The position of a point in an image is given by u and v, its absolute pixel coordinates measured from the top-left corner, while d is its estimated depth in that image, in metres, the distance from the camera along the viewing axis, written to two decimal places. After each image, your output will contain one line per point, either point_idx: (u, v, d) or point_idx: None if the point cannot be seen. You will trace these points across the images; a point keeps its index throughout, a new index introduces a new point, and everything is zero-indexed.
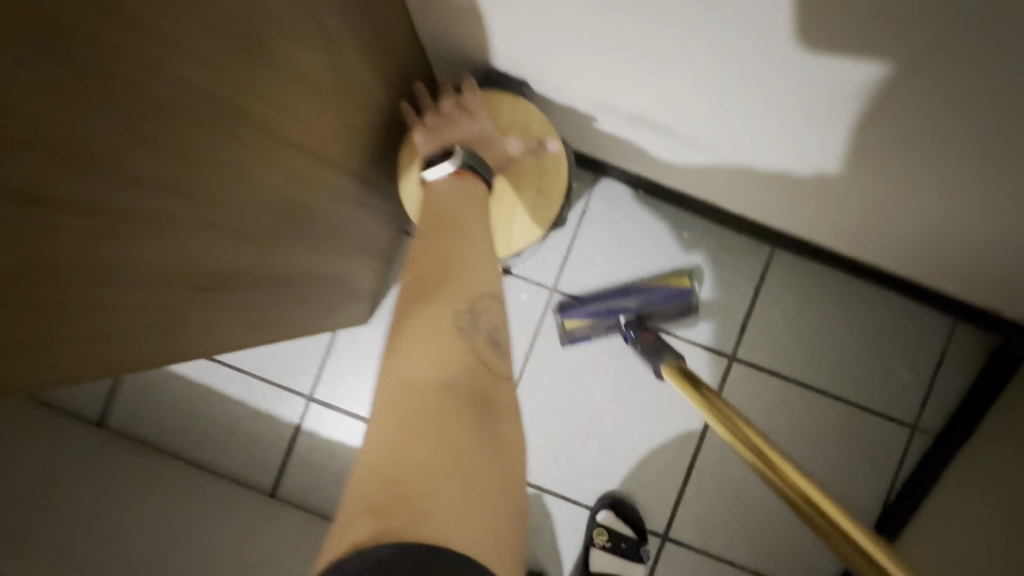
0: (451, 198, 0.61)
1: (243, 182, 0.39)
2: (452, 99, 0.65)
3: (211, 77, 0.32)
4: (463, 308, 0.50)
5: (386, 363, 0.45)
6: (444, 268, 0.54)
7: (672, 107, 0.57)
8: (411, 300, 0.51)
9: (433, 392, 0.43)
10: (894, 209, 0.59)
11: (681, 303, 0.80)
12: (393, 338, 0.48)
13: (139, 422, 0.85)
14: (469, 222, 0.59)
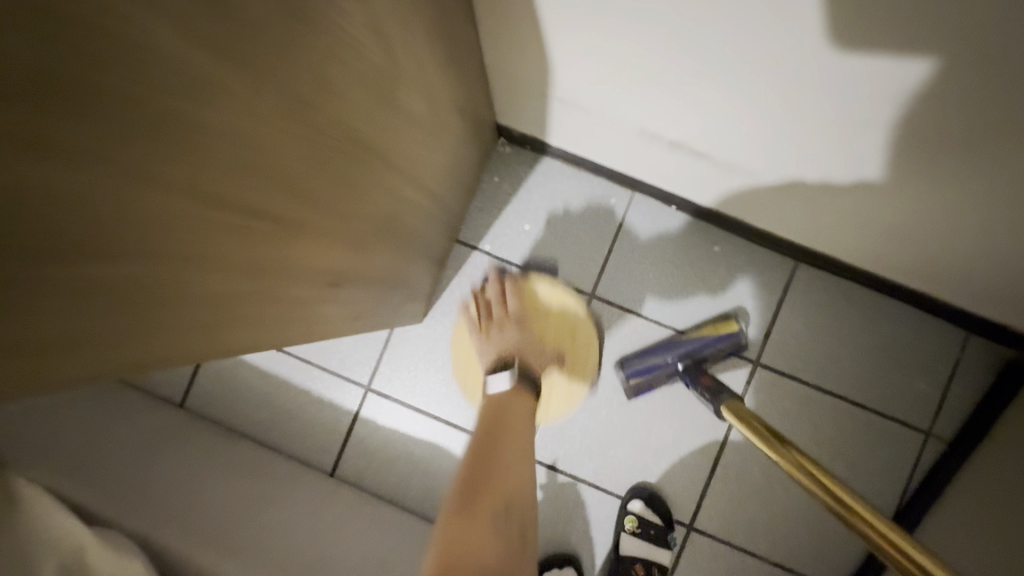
0: (504, 403, 0.75)
1: (359, 200, 0.47)
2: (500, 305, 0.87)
3: (354, 119, 0.40)
4: (502, 508, 0.59)
5: (439, 532, 0.55)
6: (485, 477, 0.62)
7: (715, 133, 0.63)
8: (456, 494, 0.60)
9: (478, 557, 0.52)
10: (917, 230, 0.65)
11: (729, 342, 0.87)
12: (443, 519, 0.57)
13: (215, 405, 0.95)
14: (507, 426, 0.71)
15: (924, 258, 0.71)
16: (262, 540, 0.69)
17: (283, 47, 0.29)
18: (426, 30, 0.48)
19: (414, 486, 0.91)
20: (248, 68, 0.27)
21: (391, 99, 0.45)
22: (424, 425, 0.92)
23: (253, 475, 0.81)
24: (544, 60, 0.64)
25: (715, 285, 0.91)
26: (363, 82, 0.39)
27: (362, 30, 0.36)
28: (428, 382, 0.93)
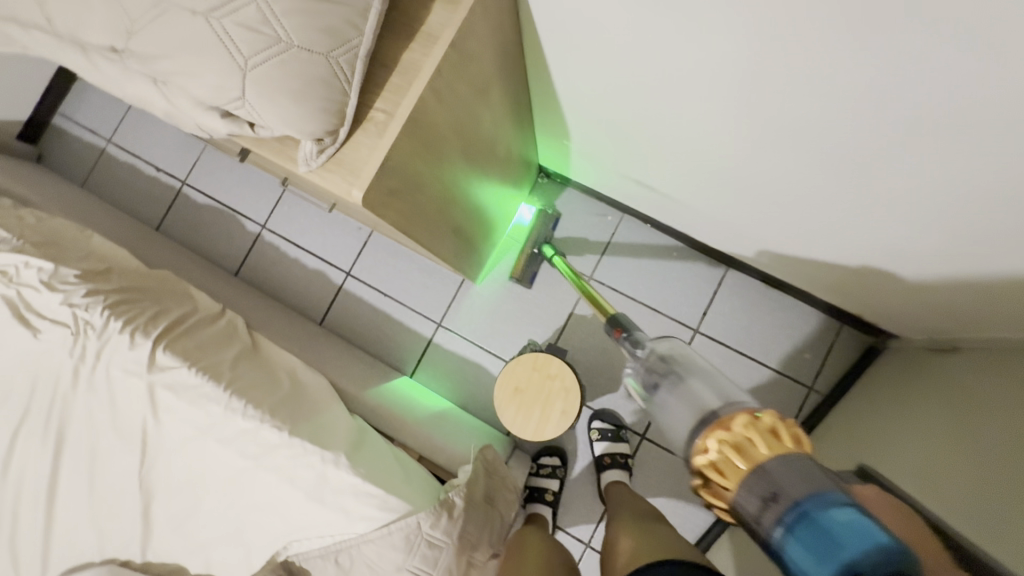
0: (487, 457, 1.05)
1: (471, 192, 0.98)
2: (524, 385, 1.10)
3: (477, 156, 0.91)
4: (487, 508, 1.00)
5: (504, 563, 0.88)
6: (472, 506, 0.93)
7: (663, 183, 1.11)
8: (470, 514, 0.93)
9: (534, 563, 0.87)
10: (782, 248, 1.10)
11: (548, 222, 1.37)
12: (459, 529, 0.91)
13: (340, 325, 1.46)
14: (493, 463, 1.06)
15: (797, 267, 1.15)
16: (378, 393, 1.17)
17: (465, 132, 0.80)
18: (512, 117, 0.99)
19: (463, 390, 1.39)
20: (455, 141, 0.78)
21: (493, 148, 0.97)
22: (474, 351, 1.40)
23: (368, 364, 1.30)
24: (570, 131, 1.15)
25: (673, 276, 1.38)
26: (485, 141, 0.90)
27: (489, 122, 0.88)
28: (479, 324, 1.42)
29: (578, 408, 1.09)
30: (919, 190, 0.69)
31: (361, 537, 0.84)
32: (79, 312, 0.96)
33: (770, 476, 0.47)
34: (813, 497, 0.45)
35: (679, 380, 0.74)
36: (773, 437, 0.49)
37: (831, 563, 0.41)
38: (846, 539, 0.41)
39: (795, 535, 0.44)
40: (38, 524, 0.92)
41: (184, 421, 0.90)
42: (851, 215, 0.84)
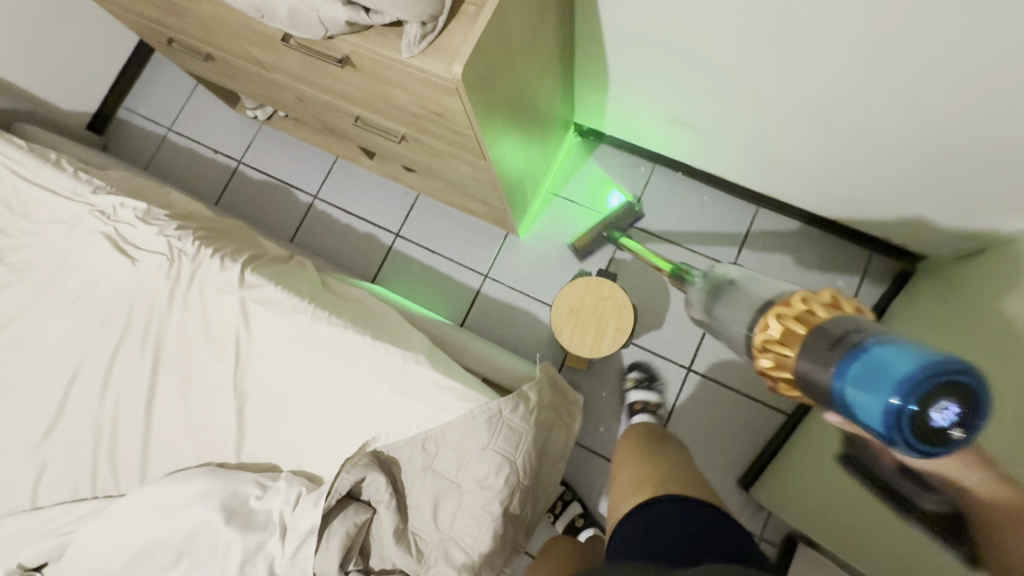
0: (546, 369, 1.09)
1: (527, 119, 1.08)
2: (578, 305, 1.17)
3: (534, 80, 1.01)
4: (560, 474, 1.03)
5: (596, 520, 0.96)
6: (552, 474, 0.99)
7: (697, 116, 1.19)
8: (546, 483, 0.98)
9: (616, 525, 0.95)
10: (812, 169, 1.18)
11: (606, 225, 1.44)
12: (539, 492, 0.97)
13: (392, 282, 1.54)
14: (555, 374, 1.11)
15: (827, 190, 1.24)
16: (438, 327, 1.24)
17: (530, 47, 0.90)
18: (561, 56, 1.10)
19: (511, 334, 1.45)
20: (523, 52, 0.88)
21: (544, 79, 1.07)
22: (520, 298, 1.47)
23: (423, 309, 1.38)
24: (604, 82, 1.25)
25: (706, 219, 1.46)
26: (541, 66, 1.01)
27: (546, 47, 0.98)
28: (523, 273, 1.49)
29: (631, 324, 1.16)
30: (942, 60, 0.78)
31: (446, 424, 0.89)
32: (173, 241, 1.04)
33: (833, 334, 0.39)
34: (875, 334, 0.37)
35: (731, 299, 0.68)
36: (838, 306, 0.43)
37: (883, 382, 0.34)
38: (901, 356, 0.35)
39: (847, 370, 0.37)
40: (139, 436, 0.98)
41: (274, 331, 0.98)
42: (881, 107, 0.92)
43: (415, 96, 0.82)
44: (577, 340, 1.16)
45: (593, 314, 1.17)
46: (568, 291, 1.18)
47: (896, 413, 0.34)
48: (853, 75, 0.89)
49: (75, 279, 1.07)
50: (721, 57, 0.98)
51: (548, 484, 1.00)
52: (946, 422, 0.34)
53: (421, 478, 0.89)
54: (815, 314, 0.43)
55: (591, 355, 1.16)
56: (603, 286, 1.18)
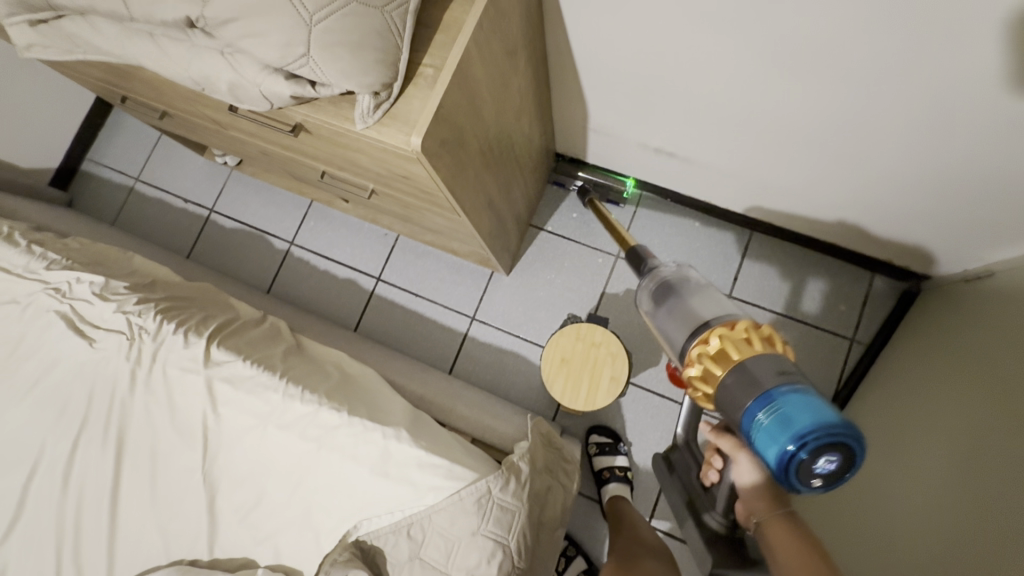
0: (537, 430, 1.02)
1: (503, 166, 1.01)
2: (569, 354, 1.11)
3: (508, 127, 0.95)
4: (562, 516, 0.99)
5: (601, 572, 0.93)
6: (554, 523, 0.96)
7: (683, 146, 1.14)
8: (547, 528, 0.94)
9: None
10: (807, 194, 1.12)
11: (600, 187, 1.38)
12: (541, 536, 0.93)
13: (375, 330, 1.47)
14: (548, 434, 1.04)
15: (824, 215, 1.18)
16: (423, 384, 1.18)
17: (499, 99, 0.84)
18: (536, 95, 1.04)
19: (502, 380, 1.38)
20: (492, 105, 0.82)
21: (519, 121, 1.01)
22: (510, 340, 1.41)
23: (407, 361, 1.31)
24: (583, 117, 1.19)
25: (698, 247, 1.40)
26: (514, 112, 0.95)
27: (518, 92, 0.92)
28: (511, 313, 1.43)
29: (626, 371, 1.09)
30: (944, 83, 0.72)
31: (432, 507, 0.82)
32: (133, 318, 0.97)
33: (752, 375, 0.54)
34: (781, 383, 0.53)
35: (679, 302, 0.68)
36: (770, 344, 0.57)
37: (786, 432, 0.50)
38: (802, 416, 0.51)
39: (764, 418, 0.52)
40: (104, 534, 0.91)
41: (244, 411, 0.91)
42: (878, 135, 0.87)
43: (377, 160, 0.76)
44: (570, 392, 1.09)
45: (585, 363, 1.10)
46: (558, 340, 1.12)
47: (791, 455, 0.50)
48: (846, 104, 0.83)
49: (30, 363, 0.99)
50: (705, 89, 0.93)
51: (547, 556, 0.93)
52: (824, 463, 0.51)
53: (408, 567, 0.82)
54: (745, 343, 0.56)
55: (585, 407, 1.09)
56: (593, 332, 1.12)
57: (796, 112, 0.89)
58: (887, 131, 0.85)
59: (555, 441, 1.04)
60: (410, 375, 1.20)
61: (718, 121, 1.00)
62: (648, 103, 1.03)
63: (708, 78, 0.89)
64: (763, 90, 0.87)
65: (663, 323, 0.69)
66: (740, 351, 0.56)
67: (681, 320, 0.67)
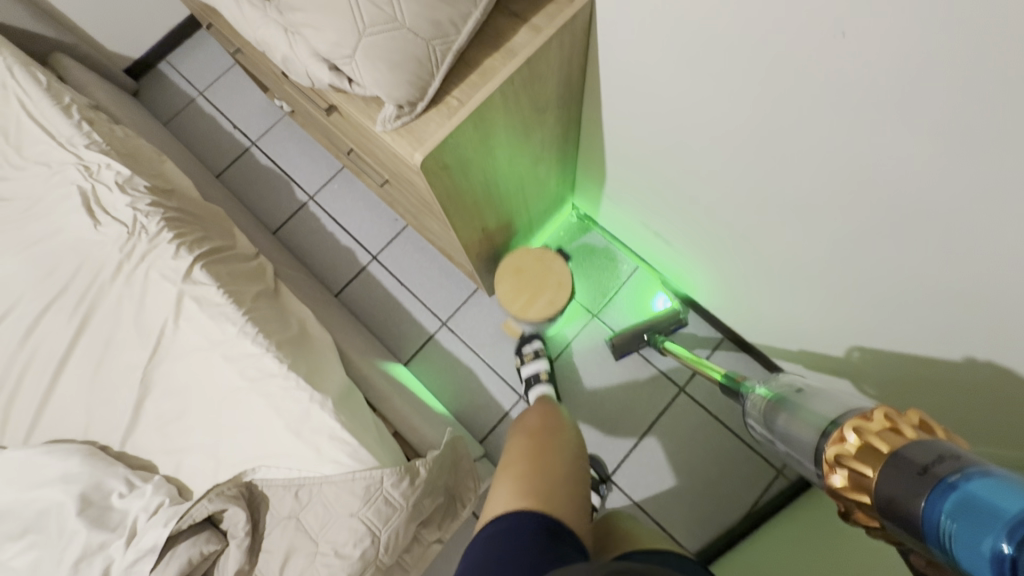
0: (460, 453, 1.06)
1: (507, 199, 1.08)
2: (523, 263, 1.18)
3: (521, 168, 1.03)
4: (441, 541, 1.03)
5: None
6: (425, 545, 0.99)
7: (679, 237, 1.20)
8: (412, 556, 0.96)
9: None
10: (776, 323, 1.17)
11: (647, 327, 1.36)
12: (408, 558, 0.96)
13: (354, 301, 1.54)
14: (461, 459, 1.06)
15: (786, 348, 1.21)
16: (371, 365, 1.24)
17: (515, 142, 0.91)
18: (558, 147, 1.12)
19: (448, 388, 1.44)
20: (507, 145, 0.89)
21: (536, 164, 1.08)
22: (469, 355, 1.47)
23: (367, 339, 1.38)
24: (599, 182, 1.27)
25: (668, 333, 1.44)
26: (529, 158, 1.02)
27: (538, 141, 1.00)
28: (479, 331, 1.49)
29: (564, 304, 1.15)
30: (892, 271, 0.77)
31: (325, 477, 0.88)
32: (140, 216, 1.07)
33: (910, 461, 0.39)
34: (973, 468, 0.36)
35: (796, 406, 0.67)
36: (916, 429, 0.42)
37: (980, 519, 0.32)
38: (1004, 498, 0.32)
39: (944, 505, 0.35)
40: (40, 392, 0.98)
41: (199, 332, 0.98)
42: (840, 295, 0.91)
43: (386, 159, 0.84)
44: (507, 298, 1.17)
45: (535, 278, 1.17)
46: (521, 252, 1.19)
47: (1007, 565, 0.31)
48: (816, 256, 0.89)
49: (38, 223, 1.09)
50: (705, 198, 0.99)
51: (416, 563, 0.97)
52: None
53: (284, 524, 0.87)
54: (870, 448, 0.42)
55: (518, 317, 1.16)
56: (553, 259, 1.17)
57: (776, 246, 0.95)
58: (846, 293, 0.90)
59: (463, 462, 1.07)
60: (363, 352, 1.27)
61: (713, 228, 1.06)
62: (656, 189, 1.10)
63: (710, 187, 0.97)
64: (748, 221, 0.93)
65: (783, 428, 0.67)
66: (853, 453, 0.43)
67: (793, 425, 0.65)
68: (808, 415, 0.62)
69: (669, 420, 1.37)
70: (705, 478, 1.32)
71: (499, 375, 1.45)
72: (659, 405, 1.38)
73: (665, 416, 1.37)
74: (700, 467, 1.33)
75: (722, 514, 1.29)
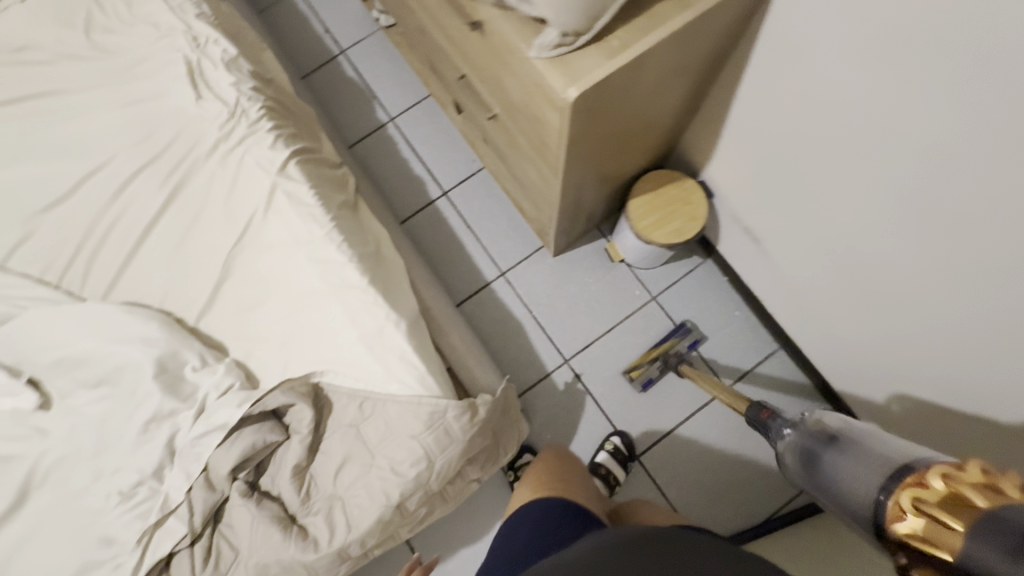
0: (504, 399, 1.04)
1: (611, 160, 1.04)
2: (666, 186, 1.23)
3: (637, 130, 0.98)
4: (479, 479, 1.05)
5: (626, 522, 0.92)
6: (464, 482, 1.00)
7: (766, 235, 1.15)
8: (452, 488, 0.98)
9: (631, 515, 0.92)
10: (838, 349, 1.13)
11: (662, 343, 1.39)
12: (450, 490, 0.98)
13: (417, 232, 1.53)
14: (509, 410, 1.06)
15: (840, 376, 1.17)
16: (434, 298, 1.23)
17: (648, 101, 0.87)
18: (676, 116, 1.06)
19: (495, 336, 1.44)
20: (641, 101, 0.85)
21: (651, 129, 1.03)
22: (522, 309, 1.46)
23: (429, 272, 1.37)
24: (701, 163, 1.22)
25: (726, 330, 1.42)
26: (648, 122, 0.98)
27: (663, 105, 0.95)
28: (537, 289, 1.47)
29: (692, 235, 1.20)
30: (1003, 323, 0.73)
31: (391, 396, 0.89)
32: (242, 99, 1.04)
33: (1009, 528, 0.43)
34: None
35: (843, 442, 0.75)
36: (985, 489, 0.45)
37: None
38: None
39: None
40: (122, 254, 0.99)
41: (286, 227, 0.97)
42: (930, 337, 0.86)
43: (518, 84, 0.80)
44: (640, 212, 1.23)
45: (673, 203, 1.22)
46: (668, 175, 1.24)
47: None
48: (919, 288, 0.83)
49: (139, 85, 1.07)
50: (819, 201, 0.93)
51: (453, 496, 1.00)
52: None
53: (344, 431, 0.89)
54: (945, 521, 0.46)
55: (640, 233, 1.22)
56: (697, 191, 1.22)
57: (875, 267, 0.90)
58: (930, 338, 0.87)
59: (509, 413, 1.06)
60: (427, 283, 1.26)
61: (812, 233, 1.00)
62: (765, 178, 1.04)
63: (822, 194, 0.92)
64: (863, 233, 0.88)
65: (831, 458, 0.74)
66: (920, 534, 0.48)
67: (850, 458, 0.71)
68: (870, 453, 0.69)
69: (708, 414, 1.37)
70: (732, 478, 1.33)
71: (547, 335, 1.44)
72: (701, 399, 1.38)
73: (705, 410, 1.37)
74: (728, 467, 1.33)
75: (740, 516, 1.30)
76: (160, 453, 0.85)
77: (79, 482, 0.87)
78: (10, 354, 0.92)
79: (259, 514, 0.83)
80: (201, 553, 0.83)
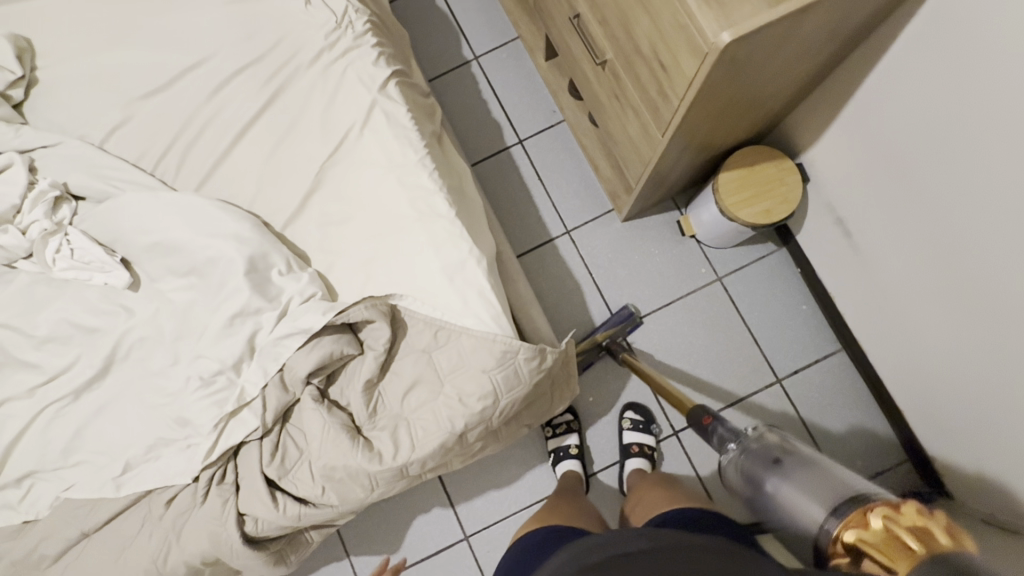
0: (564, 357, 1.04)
1: (719, 127, 1.01)
2: (761, 164, 1.19)
3: (755, 98, 0.94)
4: (530, 426, 1.06)
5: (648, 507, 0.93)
6: (517, 425, 1.01)
7: (871, 227, 1.13)
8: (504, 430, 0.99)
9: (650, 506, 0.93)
10: (923, 351, 1.12)
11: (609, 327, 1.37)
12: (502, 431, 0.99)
13: (487, 177, 1.51)
14: (569, 366, 1.06)
15: (919, 378, 1.16)
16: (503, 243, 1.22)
17: (782, 64, 0.84)
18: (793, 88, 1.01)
19: (551, 293, 1.43)
20: (776, 62, 0.81)
21: (768, 99, 0.99)
22: (582, 270, 1.44)
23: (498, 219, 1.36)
24: None
25: (788, 323, 1.38)
26: (769, 89, 0.94)
27: (791, 71, 0.90)
28: (600, 252, 1.45)
29: (780, 218, 1.17)
30: None
31: (466, 329, 0.89)
32: (350, 9, 1.01)
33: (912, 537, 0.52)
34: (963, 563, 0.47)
35: (787, 464, 0.80)
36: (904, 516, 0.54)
37: None
38: None
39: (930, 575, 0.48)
40: (216, 153, 1.00)
41: (380, 147, 0.96)
42: None
43: (654, 27, 0.77)
44: (730, 185, 1.18)
45: (766, 182, 1.18)
46: (765, 153, 1.20)
47: None
48: None
49: None
50: (957, 188, 0.91)
51: (505, 437, 1.01)
52: None
53: (415, 356, 0.90)
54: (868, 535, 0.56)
55: (726, 207, 1.19)
56: (793, 175, 1.18)
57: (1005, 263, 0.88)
58: None
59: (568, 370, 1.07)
60: (497, 228, 1.25)
61: (934, 224, 0.98)
62: (892, 164, 1.01)
63: (963, 180, 0.89)
64: (1001, 226, 0.86)
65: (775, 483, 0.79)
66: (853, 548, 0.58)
67: (799, 481, 0.76)
68: (815, 479, 0.75)
69: (755, 403, 1.35)
70: None
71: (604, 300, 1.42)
72: (750, 387, 1.36)
73: (752, 399, 1.36)
74: None
75: None
76: (241, 347, 0.87)
77: (160, 363, 0.90)
78: (105, 233, 0.94)
79: (328, 420, 0.86)
80: (270, 447, 0.87)
